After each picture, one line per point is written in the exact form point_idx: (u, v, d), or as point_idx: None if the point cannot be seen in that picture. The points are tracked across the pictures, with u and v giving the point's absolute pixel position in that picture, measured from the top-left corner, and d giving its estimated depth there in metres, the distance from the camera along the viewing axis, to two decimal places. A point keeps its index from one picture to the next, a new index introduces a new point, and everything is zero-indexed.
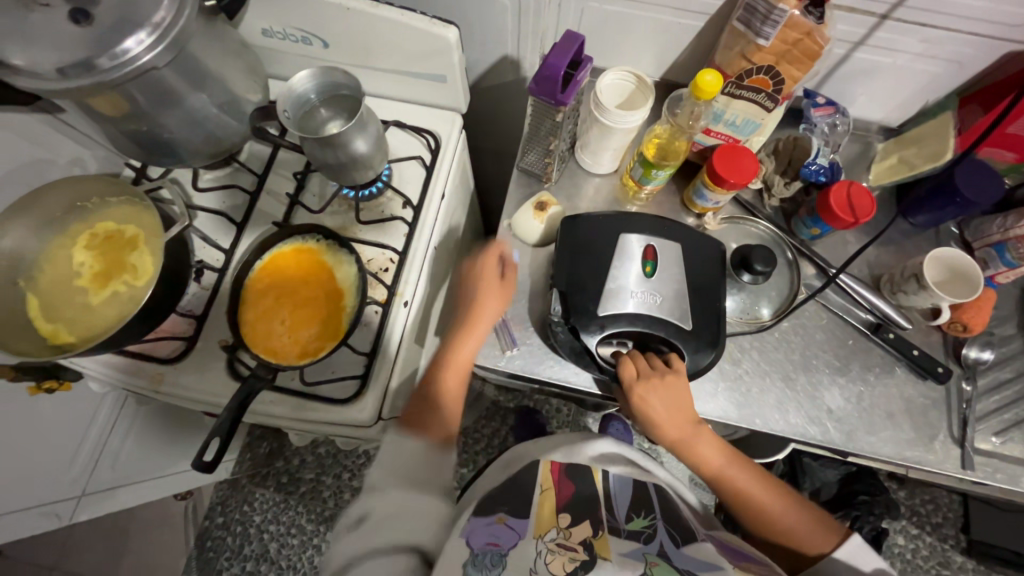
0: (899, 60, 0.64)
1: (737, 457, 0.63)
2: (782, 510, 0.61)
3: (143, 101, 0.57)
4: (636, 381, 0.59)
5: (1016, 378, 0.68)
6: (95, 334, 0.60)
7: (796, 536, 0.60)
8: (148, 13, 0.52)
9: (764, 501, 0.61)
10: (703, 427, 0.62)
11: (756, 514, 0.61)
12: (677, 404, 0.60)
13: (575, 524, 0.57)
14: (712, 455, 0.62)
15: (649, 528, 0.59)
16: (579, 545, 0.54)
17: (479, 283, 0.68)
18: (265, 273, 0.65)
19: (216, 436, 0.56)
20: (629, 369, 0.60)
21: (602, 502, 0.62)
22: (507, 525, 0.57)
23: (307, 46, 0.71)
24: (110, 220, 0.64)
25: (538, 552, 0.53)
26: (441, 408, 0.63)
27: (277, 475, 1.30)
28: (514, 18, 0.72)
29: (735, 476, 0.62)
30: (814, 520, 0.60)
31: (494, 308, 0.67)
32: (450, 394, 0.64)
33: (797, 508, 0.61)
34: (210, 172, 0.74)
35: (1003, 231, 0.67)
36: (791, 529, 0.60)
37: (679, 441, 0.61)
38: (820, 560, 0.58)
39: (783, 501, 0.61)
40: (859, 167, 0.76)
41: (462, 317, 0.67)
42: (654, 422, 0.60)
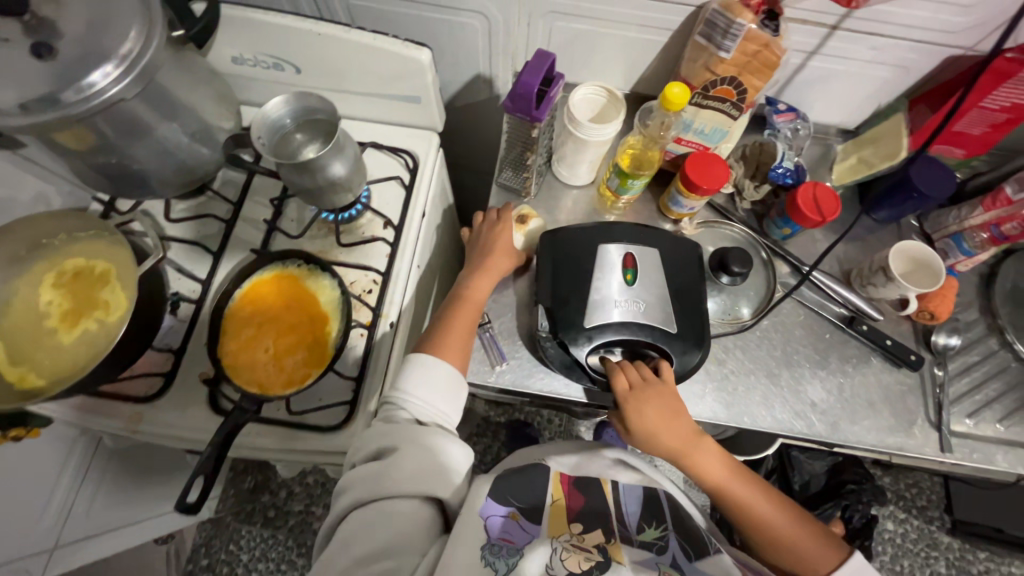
0: (851, 67, 0.68)
1: (738, 468, 0.62)
2: (792, 529, 0.59)
3: (111, 133, 0.55)
4: (630, 394, 0.60)
5: (983, 361, 0.71)
6: (66, 375, 0.57)
7: (802, 552, 0.58)
8: (114, 44, 0.51)
9: (767, 514, 0.60)
10: (701, 439, 0.62)
11: (760, 528, 0.60)
12: (671, 412, 0.60)
13: (589, 530, 0.58)
14: (712, 467, 0.61)
15: (661, 538, 0.59)
16: (594, 548, 0.55)
17: (497, 235, 0.70)
18: (245, 302, 0.63)
19: (200, 475, 0.54)
20: (622, 381, 0.60)
21: (613, 512, 0.61)
22: (521, 523, 0.57)
23: (279, 72, 0.71)
24: (79, 255, 0.62)
25: (553, 549, 0.54)
26: (458, 339, 0.64)
27: (264, 510, 1.26)
28: (485, 38, 0.73)
29: (738, 488, 0.61)
30: (823, 540, 0.59)
31: (508, 254, 0.69)
32: (463, 328, 0.65)
33: (802, 521, 0.60)
34: (182, 203, 0.72)
35: (960, 221, 0.71)
36: (796, 544, 0.59)
37: (678, 454, 0.61)
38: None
39: (787, 514, 0.60)
40: (822, 168, 0.80)
41: (479, 259, 0.69)
42: (653, 434, 0.60)
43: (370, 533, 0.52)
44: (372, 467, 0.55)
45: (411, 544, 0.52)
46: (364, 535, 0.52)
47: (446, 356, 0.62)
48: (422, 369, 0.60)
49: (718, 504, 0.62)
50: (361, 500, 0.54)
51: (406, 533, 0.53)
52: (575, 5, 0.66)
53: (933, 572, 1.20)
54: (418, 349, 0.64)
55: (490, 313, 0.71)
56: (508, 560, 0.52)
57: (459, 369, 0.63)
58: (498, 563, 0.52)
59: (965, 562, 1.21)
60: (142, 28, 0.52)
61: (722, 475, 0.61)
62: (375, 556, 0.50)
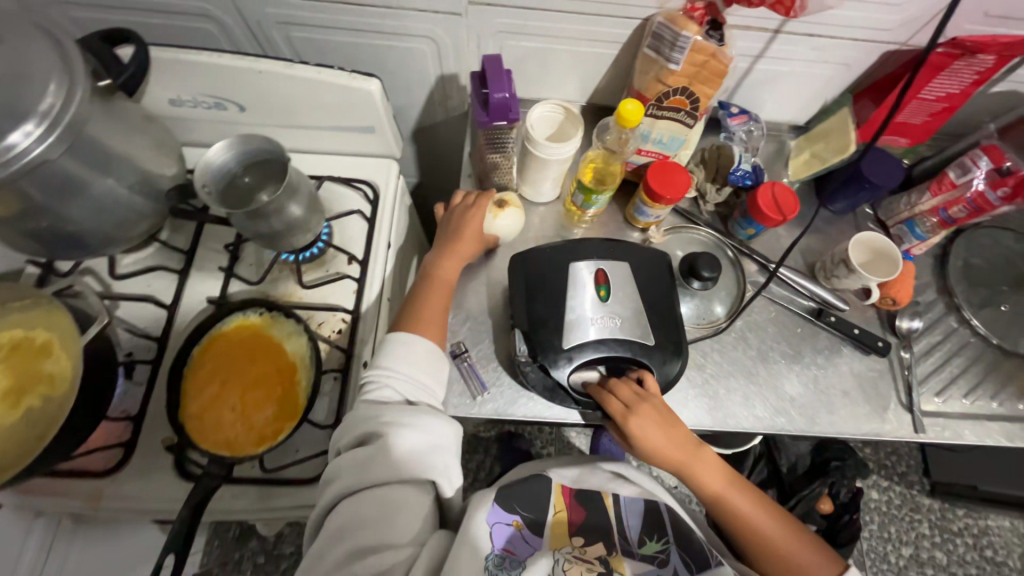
0: (795, 67, 0.70)
1: (738, 479, 0.63)
2: (791, 542, 0.60)
3: (40, 195, 0.51)
4: (628, 413, 0.59)
5: (945, 339, 0.74)
6: (9, 465, 0.51)
7: (801, 565, 0.58)
8: (33, 101, 0.47)
9: (767, 526, 0.60)
10: (702, 450, 0.62)
11: (759, 541, 0.60)
12: (668, 426, 0.60)
13: (591, 542, 0.58)
14: (712, 478, 0.61)
15: (663, 552, 0.60)
16: (596, 559, 0.57)
17: (468, 217, 0.69)
18: (206, 358, 0.60)
19: (171, 553, 0.50)
20: (616, 400, 0.60)
21: (615, 527, 0.61)
22: (524, 535, 0.57)
23: (222, 111, 0.68)
24: (16, 327, 0.56)
25: (555, 561, 0.55)
26: (433, 317, 0.64)
27: (254, 556, 1.20)
28: (435, 61, 0.72)
29: (737, 500, 0.61)
30: (819, 551, 0.59)
31: (476, 237, 0.69)
32: (437, 308, 0.65)
33: (799, 533, 0.60)
34: (129, 256, 0.68)
35: (911, 208, 0.74)
36: (794, 558, 0.59)
37: (679, 466, 0.61)
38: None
39: (783, 523, 0.61)
40: (778, 164, 0.82)
41: (449, 239, 0.68)
42: (654, 450, 0.60)
43: (366, 529, 0.51)
44: (358, 454, 0.52)
45: (409, 534, 0.52)
46: (361, 524, 0.51)
47: (425, 333, 0.62)
48: (403, 347, 0.59)
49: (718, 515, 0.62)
50: (350, 490, 0.52)
51: (406, 525, 0.53)
52: (522, 24, 0.65)
53: (918, 535, 1.25)
54: (396, 329, 0.62)
55: (467, 342, 0.70)
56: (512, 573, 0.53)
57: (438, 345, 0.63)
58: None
59: (947, 522, 1.26)
60: (63, 81, 0.49)
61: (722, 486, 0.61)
62: (369, 551, 0.50)
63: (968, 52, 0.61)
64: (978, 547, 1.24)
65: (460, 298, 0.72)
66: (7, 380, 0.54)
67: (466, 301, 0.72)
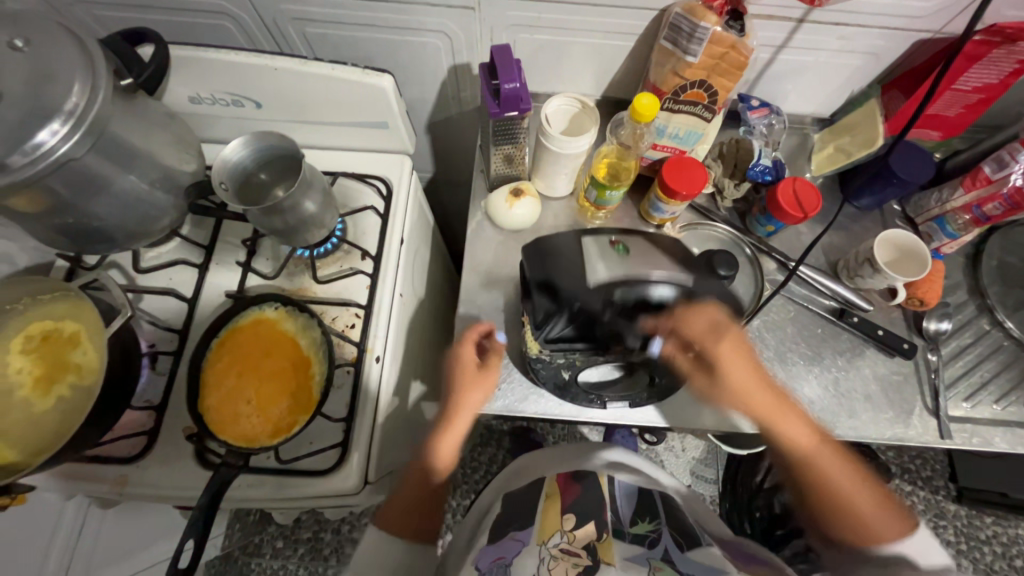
0: (821, 57, 0.67)
1: (828, 438, 0.60)
2: (864, 496, 0.59)
3: (66, 193, 0.53)
4: (707, 337, 0.54)
5: (976, 342, 0.71)
6: (45, 448, 0.55)
7: (869, 520, 0.58)
8: (59, 101, 0.49)
9: (846, 484, 0.59)
10: (790, 403, 0.60)
11: (831, 495, 0.59)
12: (750, 366, 0.60)
13: (580, 526, 0.56)
14: (801, 433, 0.59)
15: (654, 531, 0.56)
16: (584, 550, 0.53)
17: (459, 376, 0.64)
18: (223, 352, 0.61)
19: (191, 537, 0.52)
20: (690, 326, 0.53)
21: (608, 506, 0.60)
22: (513, 536, 0.56)
23: (239, 108, 0.69)
24: (47, 318, 0.59)
25: (541, 559, 0.52)
26: (411, 509, 0.65)
27: (273, 540, 1.24)
28: (449, 56, 0.72)
29: (822, 458, 0.59)
30: (887, 507, 0.59)
31: (479, 394, 0.64)
32: (419, 504, 0.66)
33: (876, 494, 0.59)
34: (153, 251, 0.70)
35: (942, 204, 0.71)
36: (865, 518, 0.58)
37: (765, 415, 0.59)
38: (885, 545, 0.57)
39: (859, 479, 0.59)
40: (801, 158, 0.79)
41: (446, 414, 0.64)
42: (735, 387, 0.60)
43: None
44: None
45: None
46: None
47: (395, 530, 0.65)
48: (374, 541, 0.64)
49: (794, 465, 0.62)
50: None
51: None
52: (536, 17, 0.64)
53: (943, 542, 1.21)
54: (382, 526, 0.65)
55: None
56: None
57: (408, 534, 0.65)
58: None
59: (972, 528, 1.22)
60: (86, 81, 0.50)
61: (812, 444, 0.59)
62: None
63: (1008, 39, 0.58)
64: (1006, 555, 1.19)
65: (471, 295, 0.72)
66: (41, 368, 0.58)
67: (478, 297, 0.72)
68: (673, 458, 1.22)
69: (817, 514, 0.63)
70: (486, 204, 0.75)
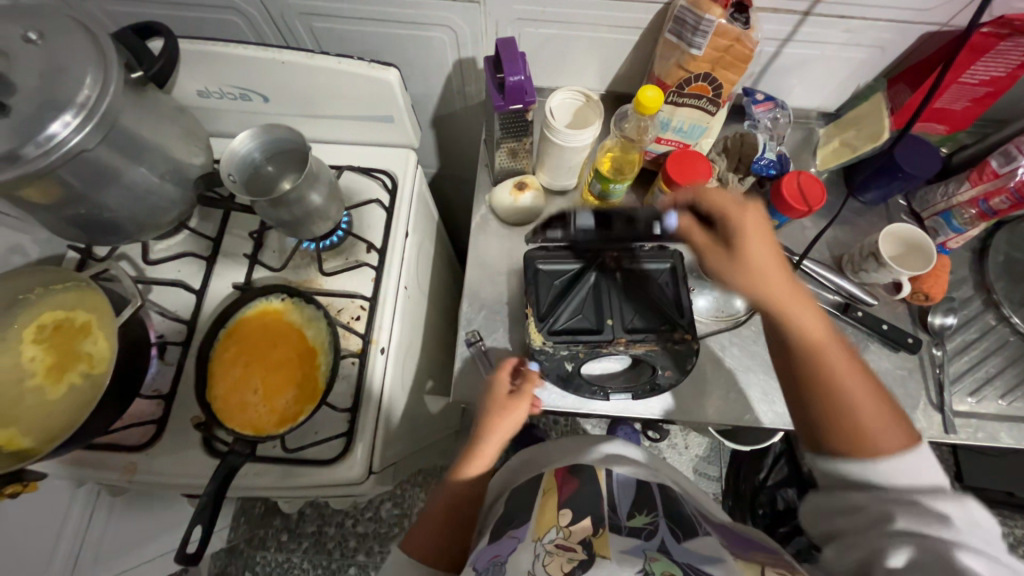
0: (826, 50, 0.67)
1: (841, 340, 0.51)
2: (867, 402, 0.49)
3: (78, 183, 0.54)
4: (736, 206, 0.52)
5: (982, 337, 0.71)
6: (56, 435, 0.56)
7: (870, 429, 0.48)
8: (71, 93, 0.50)
9: (846, 379, 0.49)
10: (803, 291, 0.52)
11: (827, 393, 0.49)
12: (767, 241, 0.51)
13: (577, 521, 0.53)
14: (812, 322, 0.51)
15: (652, 523, 0.52)
16: (579, 544, 0.50)
17: (492, 403, 0.60)
18: (230, 342, 0.62)
19: (199, 523, 0.52)
20: (715, 195, 0.53)
21: (605, 498, 0.56)
22: (511, 534, 0.54)
23: (247, 102, 0.70)
24: (58, 308, 0.61)
25: (535, 555, 0.49)
26: (436, 531, 0.60)
27: (277, 534, 1.25)
28: (454, 50, 0.72)
29: (830, 352, 0.50)
30: (894, 421, 0.49)
31: (513, 425, 0.60)
32: (442, 524, 0.60)
33: (885, 408, 0.49)
34: (161, 243, 0.71)
35: (948, 199, 0.71)
36: (866, 429, 0.48)
37: (772, 296, 0.51)
38: (878, 460, 0.47)
39: (864, 384, 0.50)
40: (806, 153, 0.79)
41: (475, 441, 0.60)
42: (749, 263, 0.51)
43: None
44: None
45: None
46: None
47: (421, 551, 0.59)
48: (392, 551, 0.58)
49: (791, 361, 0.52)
50: None
51: None
52: (541, 10, 0.64)
53: None
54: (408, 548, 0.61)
55: (481, 331, 0.70)
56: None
57: (432, 559, 0.59)
58: None
59: None
60: (98, 74, 0.51)
61: (822, 335, 0.50)
62: None
63: (1015, 32, 0.58)
64: None
65: (475, 288, 0.72)
66: (53, 357, 0.59)
67: (483, 290, 0.72)
68: (675, 455, 1.24)
69: (807, 432, 0.52)
70: (490, 198, 0.76)
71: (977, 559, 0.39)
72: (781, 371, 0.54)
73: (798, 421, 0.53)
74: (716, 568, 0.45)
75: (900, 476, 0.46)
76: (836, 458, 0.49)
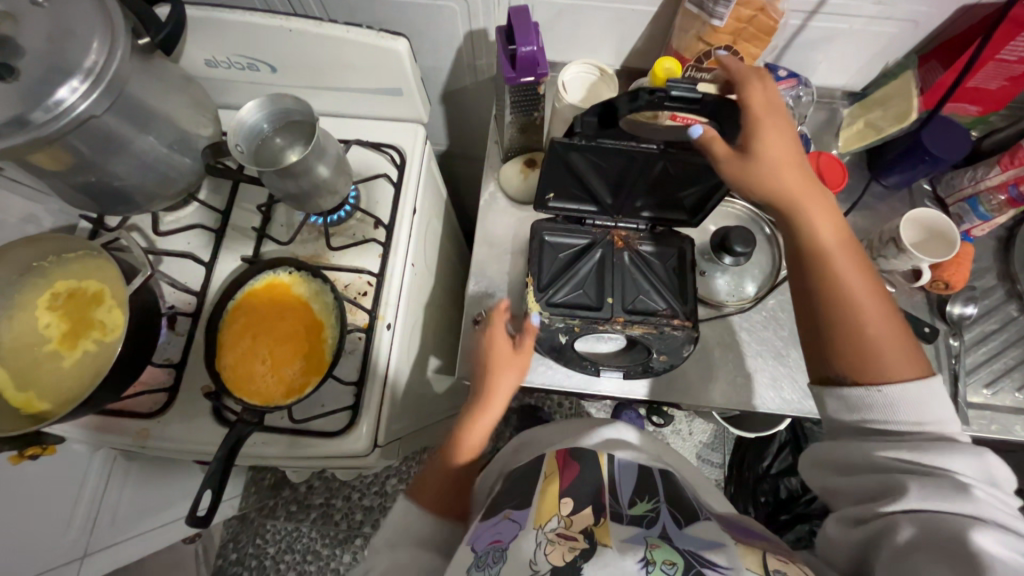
0: (856, 24, 0.64)
1: (856, 249, 0.52)
2: (876, 321, 0.49)
3: (87, 150, 0.54)
4: (763, 108, 0.51)
5: (1001, 329, 0.69)
6: (71, 399, 0.57)
7: (878, 349, 0.48)
8: (78, 57, 0.49)
9: (855, 292, 0.50)
10: (821, 193, 0.52)
11: (836, 308, 0.50)
12: (791, 147, 0.51)
13: (578, 510, 0.50)
14: (826, 227, 0.52)
15: (653, 511, 0.51)
16: (581, 534, 0.48)
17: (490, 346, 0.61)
18: (237, 314, 0.63)
19: (209, 487, 0.53)
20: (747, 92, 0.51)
21: (606, 485, 0.55)
22: (510, 517, 0.52)
23: (254, 72, 0.69)
24: (72, 277, 0.61)
25: (537, 544, 0.47)
26: (441, 478, 0.60)
27: (287, 504, 1.29)
28: (465, 21, 0.70)
29: (841, 262, 0.51)
30: (904, 344, 0.49)
31: (514, 375, 0.61)
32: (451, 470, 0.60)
33: (896, 330, 0.49)
34: (171, 215, 0.71)
35: (975, 183, 0.68)
36: (874, 351, 0.48)
37: (790, 202, 0.52)
38: (884, 384, 0.47)
39: (875, 303, 0.50)
40: (828, 134, 0.76)
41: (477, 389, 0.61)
42: (767, 165, 0.50)
43: None
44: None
45: None
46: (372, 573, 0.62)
47: (426, 502, 0.59)
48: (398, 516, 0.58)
49: (803, 271, 0.53)
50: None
51: None
52: None
53: None
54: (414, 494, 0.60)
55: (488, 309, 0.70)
56: (491, 570, 0.46)
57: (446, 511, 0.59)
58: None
59: None
60: (105, 39, 0.50)
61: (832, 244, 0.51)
62: None
63: None
64: None
65: (482, 266, 0.72)
66: (68, 324, 0.60)
67: (490, 269, 0.72)
68: (679, 441, 1.24)
69: (813, 352, 0.53)
70: (497, 181, 0.76)
71: (990, 534, 0.38)
72: (791, 282, 0.55)
73: (804, 337, 0.54)
74: (717, 556, 0.45)
75: (899, 411, 0.46)
76: (841, 385, 0.50)
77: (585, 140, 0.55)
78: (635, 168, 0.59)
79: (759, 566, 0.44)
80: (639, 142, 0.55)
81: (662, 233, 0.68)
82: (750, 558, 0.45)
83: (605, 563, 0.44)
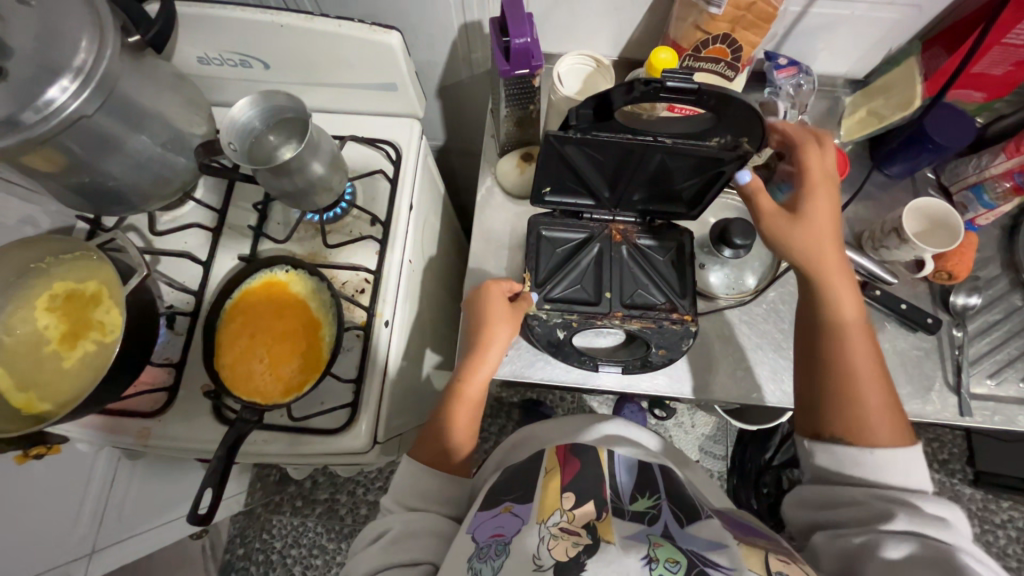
0: (857, 10, 0.63)
1: (869, 330, 0.54)
2: (875, 394, 0.51)
3: (80, 150, 0.53)
4: (816, 176, 0.56)
5: (1006, 319, 0.68)
6: (71, 399, 0.57)
7: (870, 417, 0.50)
8: (67, 57, 0.49)
9: (862, 364, 0.52)
10: (848, 272, 0.56)
11: (840, 372, 0.52)
12: (826, 219, 0.55)
13: (580, 505, 0.50)
14: (848, 302, 0.54)
15: (654, 508, 0.51)
16: (584, 529, 0.48)
17: (486, 300, 0.62)
18: (235, 312, 0.63)
19: (209, 485, 0.54)
20: (809, 159, 0.56)
21: (608, 481, 0.55)
22: (512, 511, 0.51)
23: (247, 69, 0.69)
24: (71, 278, 0.62)
25: (540, 538, 0.47)
26: (440, 434, 0.60)
27: (292, 499, 1.30)
28: (459, 14, 0.69)
29: (855, 338, 0.53)
30: (895, 420, 0.50)
31: (509, 331, 0.61)
32: (463, 422, 0.61)
33: (892, 409, 0.51)
34: (167, 214, 0.71)
35: (979, 171, 0.67)
36: (871, 418, 0.50)
37: (820, 270, 0.54)
38: (873, 449, 0.49)
39: (879, 381, 0.52)
40: (829, 123, 0.75)
41: (472, 340, 0.61)
42: (795, 230, 0.55)
43: None
44: None
45: None
46: None
47: (427, 456, 0.59)
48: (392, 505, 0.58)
49: (813, 335, 0.55)
50: None
51: None
52: None
53: None
54: (414, 451, 0.61)
55: None
56: (494, 562, 0.46)
57: (455, 461, 0.60)
58: (485, 570, 0.46)
59: (987, 512, 1.14)
60: (94, 37, 0.50)
61: (848, 316, 0.54)
62: None
63: None
64: None
65: (480, 261, 0.71)
66: (67, 325, 0.60)
67: (487, 264, 0.71)
68: (681, 433, 1.25)
69: (809, 405, 0.54)
70: (495, 178, 0.75)
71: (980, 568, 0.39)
72: (801, 343, 0.57)
73: (803, 394, 0.55)
74: (720, 555, 0.44)
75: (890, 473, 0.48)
76: (833, 439, 0.51)
77: (581, 133, 0.54)
78: (631, 161, 0.58)
79: (762, 568, 0.43)
80: (636, 133, 0.54)
81: (659, 227, 0.68)
82: (753, 559, 0.44)
83: (608, 560, 0.44)
